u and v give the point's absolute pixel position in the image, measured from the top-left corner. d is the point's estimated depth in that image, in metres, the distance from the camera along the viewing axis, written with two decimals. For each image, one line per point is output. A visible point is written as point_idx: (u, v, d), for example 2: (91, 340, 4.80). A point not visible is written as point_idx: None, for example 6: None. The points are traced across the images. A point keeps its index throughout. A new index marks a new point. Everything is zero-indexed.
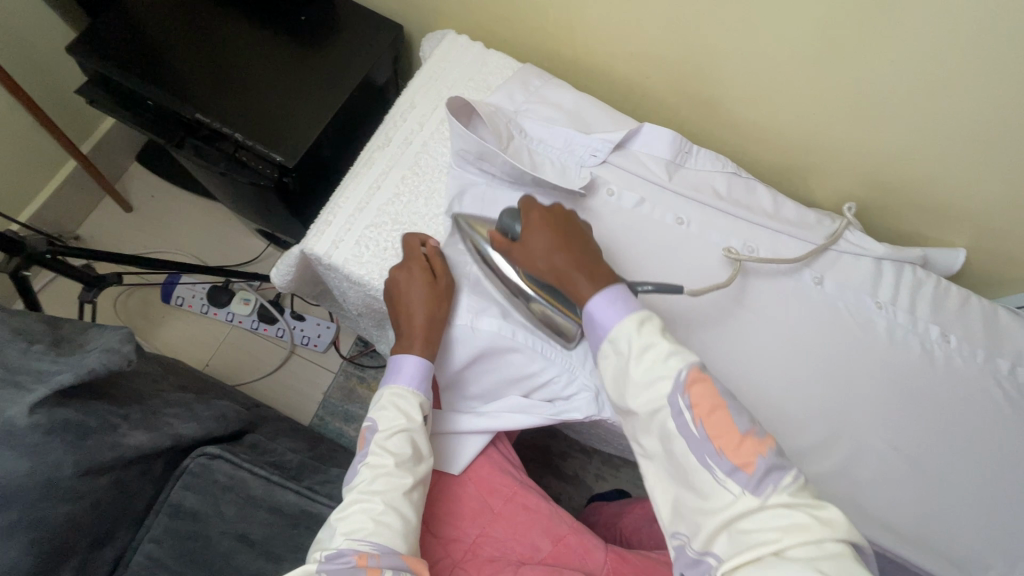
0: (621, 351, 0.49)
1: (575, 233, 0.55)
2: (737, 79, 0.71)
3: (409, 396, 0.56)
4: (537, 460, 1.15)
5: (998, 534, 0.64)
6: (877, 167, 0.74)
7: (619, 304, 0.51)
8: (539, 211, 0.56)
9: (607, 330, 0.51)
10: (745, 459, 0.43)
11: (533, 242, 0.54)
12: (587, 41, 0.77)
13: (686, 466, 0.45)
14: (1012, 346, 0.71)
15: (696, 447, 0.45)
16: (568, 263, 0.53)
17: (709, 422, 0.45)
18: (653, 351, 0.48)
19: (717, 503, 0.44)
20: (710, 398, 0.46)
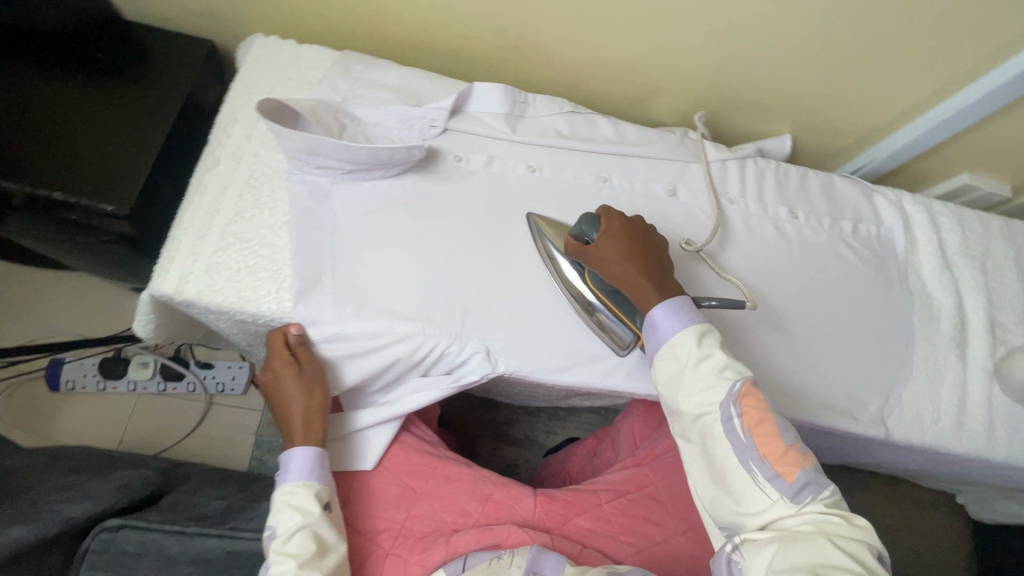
0: (680, 356, 0.54)
1: (645, 248, 0.59)
2: (553, 20, 0.72)
3: (302, 489, 0.56)
4: (488, 435, 1.17)
5: (868, 372, 0.72)
6: (703, 73, 0.78)
7: (680, 319, 0.55)
8: (620, 220, 0.59)
9: (667, 336, 0.55)
10: (786, 466, 0.48)
11: (608, 246, 0.58)
12: (402, 16, 0.75)
13: (732, 469, 0.50)
14: (848, 207, 0.79)
15: (742, 451, 0.50)
16: (637, 275, 0.57)
17: (757, 433, 0.50)
18: (711, 361, 0.53)
19: (756, 506, 0.49)
20: (758, 413, 0.51)
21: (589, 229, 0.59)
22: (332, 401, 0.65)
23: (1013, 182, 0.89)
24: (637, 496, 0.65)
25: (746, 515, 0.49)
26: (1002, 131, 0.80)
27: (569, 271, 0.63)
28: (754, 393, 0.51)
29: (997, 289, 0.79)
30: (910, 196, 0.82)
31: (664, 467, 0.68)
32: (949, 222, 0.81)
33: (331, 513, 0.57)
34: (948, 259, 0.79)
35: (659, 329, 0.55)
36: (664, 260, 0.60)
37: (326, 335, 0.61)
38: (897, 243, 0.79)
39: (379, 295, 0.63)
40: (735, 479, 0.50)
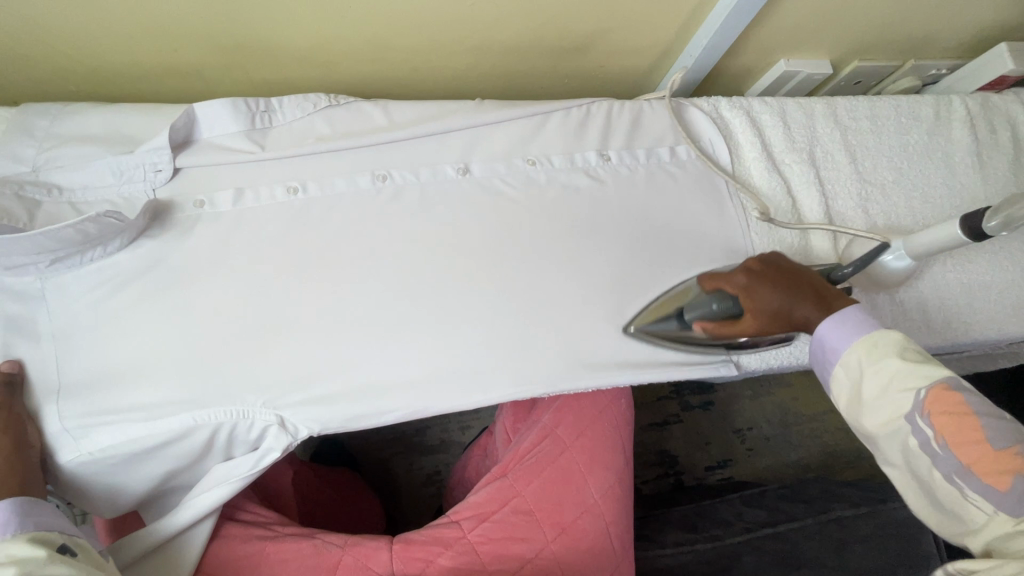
0: (853, 368, 0.53)
1: (789, 275, 0.58)
2: (258, 9, 0.59)
3: (15, 542, 0.44)
4: (401, 450, 1.09)
5: None
6: (470, 23, 0.67)
7: (846, 333, 0.54)
8: (743, 275, 0.59)
9: (839, 353, 0.54)
10: (994, 475, 0.45)
11: (756, 307, 0.57)
12: (74, 47, 0.60)
13: (936, 482, 0.48)
14: (660, 131, 0.72)
15: (944, 464, 0.47)
16: (805, 305, 0.56)
17: (955, 444, 0.47)
18: (888, 372, 0.50)
19: (974, 525, 0.46)
20: (959, 422, 0.47)
21: (716, 307, 0.59)
22: (68, 458, 0.52)
23: (831, 57, 0.85)
24: (504, 516, 0.59)
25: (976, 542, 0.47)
26: (801, 8, 0.74)
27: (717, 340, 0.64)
28: (948, 399, 0.48)
29: (832, 178, 0.76)
30: (727, 101, 0.76)
31: (530, 469, 0.62)
32: (771, 118, 0.76)
33: (80, 554, 0.46)
34: (777, 160, 0.75)
35: (820, 345, 0.55)
36: (800, 270, 0.59)
37: (77, 453, 0.52)
38: (721, 156, 0.73)
39: (130, 390, 0.53)
40: (943, 493, 0.48)
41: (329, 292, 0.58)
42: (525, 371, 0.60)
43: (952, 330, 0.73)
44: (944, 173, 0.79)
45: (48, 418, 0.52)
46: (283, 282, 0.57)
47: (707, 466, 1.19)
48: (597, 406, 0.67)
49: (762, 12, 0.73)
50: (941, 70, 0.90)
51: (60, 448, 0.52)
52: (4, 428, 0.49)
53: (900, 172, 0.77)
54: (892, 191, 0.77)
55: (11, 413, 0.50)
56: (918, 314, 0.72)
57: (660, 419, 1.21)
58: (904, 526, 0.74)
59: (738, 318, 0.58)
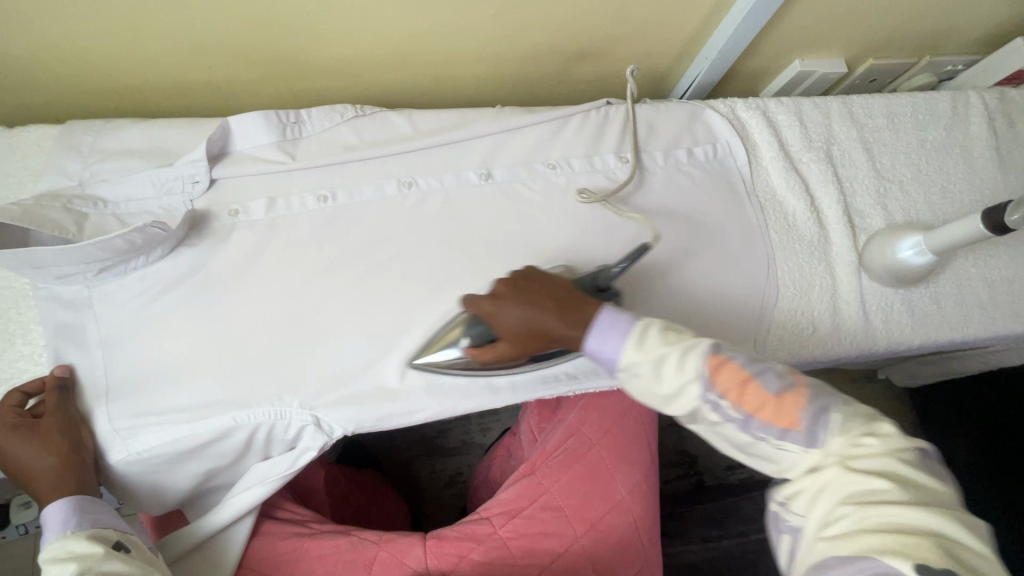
0: (639, 371, 0.48)
1: (556, 280, 0.54)
2: (288, 25, 0.62)
3: (73, 539, 0.46)
4: (423, 452, 1.11)
5: (735, 302, 0.68)
6: (490, 32, 0.69)
7: (613, 330, 0.50)
8: (501, 285, 0.54)
9: (615, 362, 0.49)
10: (789, 419, 0.44)
11: (512, 324, 0.53)
12: (116, 67, 0.63)
13: (750, 443, 0.46)
14: (678, 133, 0.73)
15: (744, 425, 0.46)
16: (554, 322, 0.51)
17: (746, 400, 0.45)
18: (670, 356, 0.47)
19: (789, 462, 0.45)
20: (736, 379, 0.46)
21: (480, 333, 0.55)
22: (118, 460, 0.54)
23: (845, 56, 0.86)
24: (533, 512, 0.60)
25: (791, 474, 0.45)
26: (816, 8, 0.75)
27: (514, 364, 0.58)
28: (728, 364, 0.46)
29: (849, 175, 0.76)
30: (744, 102, 0.77)
31: (558, 466, 0.63)
32: (787, 118, 0.77)
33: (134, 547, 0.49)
34: (794, 159, 0.76)
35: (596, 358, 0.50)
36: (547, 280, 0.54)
37: (125, 454, 0.54)
38: (739, 156, 0.74)
39: (174, 394, 0.55)
40: (765, 449, 0.45)
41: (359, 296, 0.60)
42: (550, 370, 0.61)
43: (974, 326, 0.73)
44: (962, 168, 0.79)
45: (99, 423, 0.54)
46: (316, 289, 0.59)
47: (728, 466, 1.19)
48: (622, 404, 0.67)
49: (776, 13, 0.74)
50: (957, 66, 0.90)
51: (110, 450, 0.54)
52: (59, 430, 0.51)
53: (918, 169, 0.78)
54: (910, 188, 0.77)
55: (65, 415, 0.52)
56: (939, 309, 0.72)
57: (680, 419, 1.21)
58: None
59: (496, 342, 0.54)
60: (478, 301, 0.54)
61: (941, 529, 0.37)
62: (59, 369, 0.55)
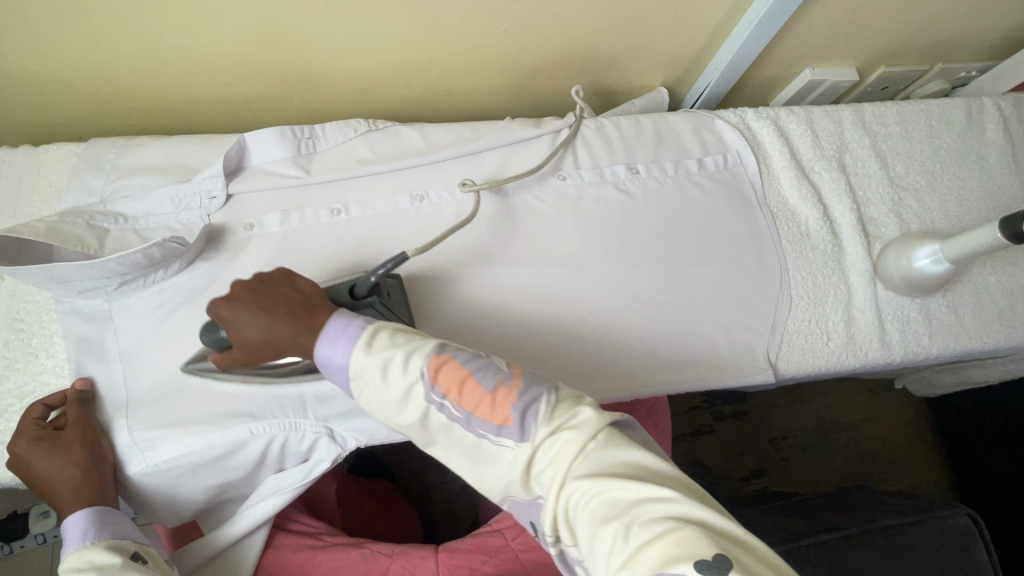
0: (366, 375, 0.45)
1: (270, 293, 0.48)
2: (303, 44, 0.63)
3: (93, 550, 0.48)
4: (434, 463, 1.10)
5: (747, 313, 0.67)
6: (501, 45, 0.69)
7: (347, 334, 0.46)
8: (223, 303, 0.47)
9: (345, 370, 0.46)
10: (502, 414, 0.43)
11: (247, 331, 0.47)
12: (138, 86, 0.65)
13: (473, 443, 0.44)
14: (689, 144, 0.73)
15: (466, 423, 0.44)
16: (279, 329, 0.47)
17: (464, 399, 0.43)
18: (387, 363, 0.45)
19: (503, 464, 0.44)
20: (456, 382, 0.44)
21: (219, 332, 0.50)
22: (135, 472, 0.55)
23: (857, 65, 0.86)
24: None
25: (516, 478, 0.43)
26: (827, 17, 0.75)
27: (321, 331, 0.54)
28: (453, 367, 0.44)
29: (862, 184, 0.76)
30: (755, 112, 0.77)
31: None
32: (798, 127, 0.76)
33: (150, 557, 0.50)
34: (806, 168, 0.75)
35: (328, 360, 0.46)
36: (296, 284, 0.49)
37: (140, 467, 0.55)
38: (750, 165, 0.74)
39: (189, 406, 0.56)
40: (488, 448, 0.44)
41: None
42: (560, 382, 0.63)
43: (994, 336, 0.72)
44: (978, 175, 0.78)
45: (118, 437, 0.55)
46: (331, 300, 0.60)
47: (742, 477, 1.17)
48: None
49: (786, 24, 0.74)
50: (971, 72, 0.90)
51: (128, 461, 0.55)
52: (80, 442, 0.52)
53: (932, 176, 0.77)
54: (925, 195, 0.76)
55: (86, 427, 0.53)
56: (958, 319, 0.71)
57: (693, 429, 1.19)
58: (952, 535, 0.72)
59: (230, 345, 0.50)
60: (217, 307, 0.48)
61: (673, 510, 0.36)
62: (79, 382, 0.56)
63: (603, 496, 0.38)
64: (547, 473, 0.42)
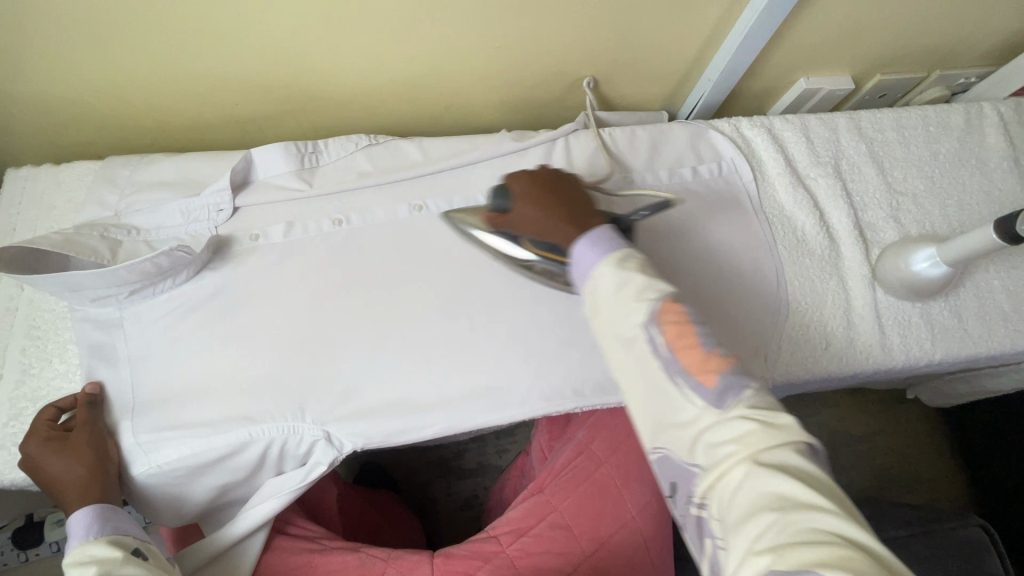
0: (621, 281, 0.44)
1: (564, 195, 0.53)
2: (305, 64, 0.66)
3: (94, 544, 0.49)
4: (438, 474, 1.11)
5: (741, 317, 0.67)
6: (497, 60, 0.72)
7: (607, 245, 0.46)
8: (523, 180, 0.55)
9: (591, 269, 0.46)
10: (708, 373, 0.39)
11: (526, 210, 0.54)
12: (152, 107, 0.68)
13: (653, 385, 0.41)
14: (682, 153, 0.74)
15: (666, 365, 0.41)
16: (557, 216, 0.51)
17: (678, 347, 0.40)
18: (632, 284, 0.43)
19: (679, 415, 0.40)
20: (685, 327, 0.41)
21: (508, 201, 0.55)
22: (138, 474, 0.57)
23: (852, 73, 0.86)
24: (541, 530, 0.60)
25: (682, 432, 0.39)
26: (817, 27, 0.76)
27: (506, 245, 0.57)
28: (680, 311, 0.41)
29: (859, 189, 0.76)
30: (748, 120, 0.78)
31: (566, 484, 0.63)
32: (792, 135, 0.77)
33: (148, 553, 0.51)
34: (801, 174, 0.76)
35: (579, 255, 0.46)
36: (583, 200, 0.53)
37: (143, 469, 0.57)
38: (745, 173, 0.74)
39: (190, 410, 0.58)
40: (659, 394, 0.41)
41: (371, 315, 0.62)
42: (550, 386, 0.61)
43: (1000, 341, 0.70)
44: (979, 179, 0.77)
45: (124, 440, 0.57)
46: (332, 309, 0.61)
47: None
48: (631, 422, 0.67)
49: (776, 35, 0.76)
50: (970, 78, 0.90)
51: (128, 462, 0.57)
52: (88, 442, 0.54)
53: (932, 181, 0.77)
54: (925, 200, 0.76)
55: (95, 429, 0.56)
56: (960, 324, 0.70)
57: None
58: (964, 548, 0.69)
59: (507, 214, 0.55)
60: (513, 181, 0.55)
61: (855, 541, 0.31)
62: (89, 386, 0.58)
63: (774, 491, 0.34)
64: (713, 453, 0.38)
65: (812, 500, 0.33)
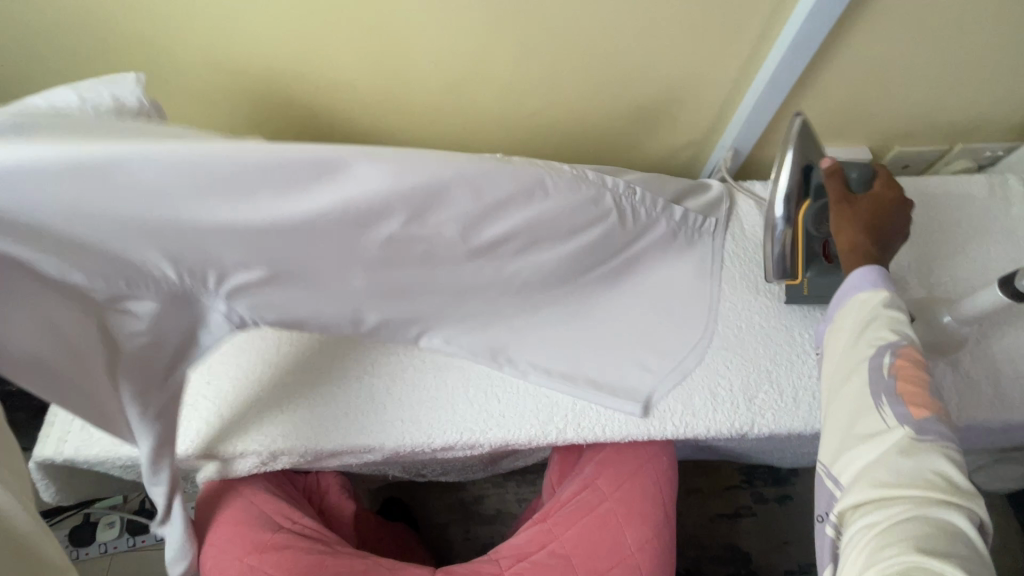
0: (880, 313, 0.53)
1: (882, 231, 0.58)
2: (360, 130, 0.77)
3: None
4: (459, 517, 1.12)
5: (749, 364, 0.69)
6: (526, 130, 0.81)
7: (882, 283, 0.55)
8: (890, 193, 0.59)
9: (855, 293, 0.56)
10: (917, 407, 0.49)
11: (860, 210, 0.58)
12: None
13: (859, 394, 0.51)
14: (698, 210, 0.79)
15: (877, 385, 0.51)
16: (860, 239, 0.57)
17: (902, 378, 0.50)
18: (885, 318, 0.53)
19: (864, 430, 0.50)
20: (916, 369, 0.50)
21: (856, 185, 0.60)
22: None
23: (870, 144, 0.91)
24: (540, 557, 0.62)
25: (848, 442, 0.50)
26: (823, 105, 0.81)
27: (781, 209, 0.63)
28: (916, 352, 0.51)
29: None
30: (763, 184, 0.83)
31: (569, 515, 0.65)
32: None
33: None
34: None
35: (856, 280, 0.56)
36: (899, 225, 0.59)
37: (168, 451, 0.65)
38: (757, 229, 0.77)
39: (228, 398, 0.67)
40: (860, 403, 0.51)
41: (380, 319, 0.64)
42: (551, 414, 0.66)
43: None
44: (1006, 247, 0.78)
45: None
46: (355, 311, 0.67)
47: (787, 569, 1.08)
48: (637, 460, 0.68)
49: (789, 110, 0.82)
50: (995, 151, 0.92)
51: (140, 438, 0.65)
52: None
53: (956, 246, 0.78)
54: (948, 264, 0.76)
55: None
56: (993, 391, 0.68)
57: (732, 510, 1.13)
58: None
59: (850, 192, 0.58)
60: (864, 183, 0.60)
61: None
62: None
63: (892, 520, 0.43)
64: (860, 477, 0.48)
65: (928, 539, 0.41)
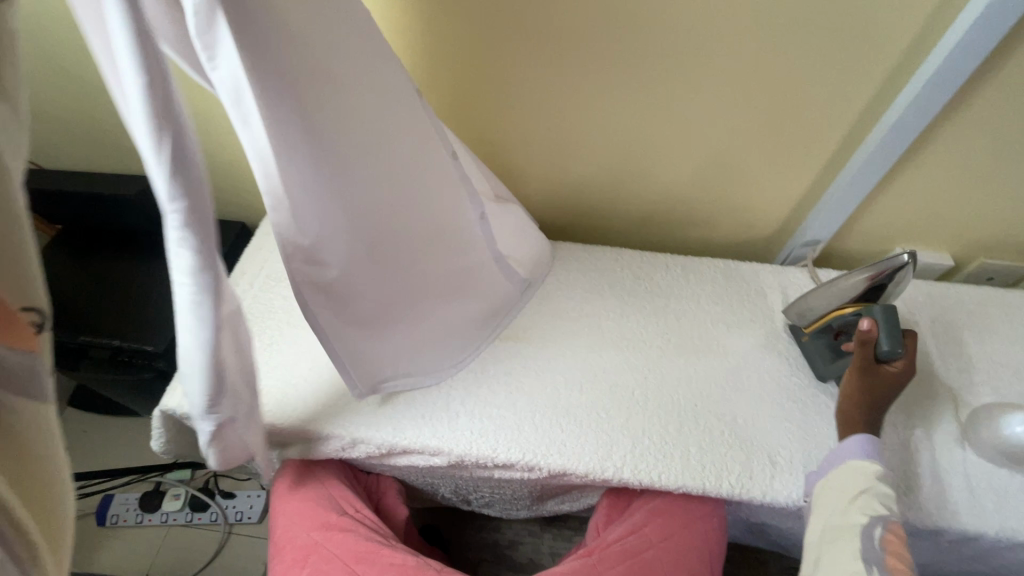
0: (867, 482, 0.59)
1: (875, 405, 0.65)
2: None
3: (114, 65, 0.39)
4: (490, 559, 1.12)
5: (811, 440, 0.71)
6: (618, 198, 0.89)
7: (871, 455, 0.61)
8: (899, 373, 0.65)
9: (848, 459, 0.62)
10: None
11: (864, 381, 0.65)
12: None
13: (850, 555, 0.54)
14: (769, 292, 0.85)
15: (869, 551, 0.53)
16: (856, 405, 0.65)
17: (891, 548, 0.53)
18: (871, 487, 0.58)
19: None
20: (900, 544, 0.54)
21: (886, 354, 0.65)
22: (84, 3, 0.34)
23: (953, 253, 0.92)
24: None
25: None
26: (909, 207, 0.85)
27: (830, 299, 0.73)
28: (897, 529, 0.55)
29: (958, 355, 0.77)
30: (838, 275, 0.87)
31: (615, 554, 0.66)
32: None
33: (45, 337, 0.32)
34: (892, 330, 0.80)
35: (852, 446, 0.62)
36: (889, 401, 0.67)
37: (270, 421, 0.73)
38: None
39: (319, 383, 0.76)
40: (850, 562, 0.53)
41: (267, 110, 0.44)
42: (610, 450, 0.69)
43: None
44: None
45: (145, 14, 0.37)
46: (278, 71, 0.44)
47: None
48: (687, 514, 0.70)
49: (872, 209, 0.86)
50: None
51: None
52: None
53: None
54: None
55: None
56: None
57: None
58: None
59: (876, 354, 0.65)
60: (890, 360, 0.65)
61: None
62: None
63: None
64: None
65: None
